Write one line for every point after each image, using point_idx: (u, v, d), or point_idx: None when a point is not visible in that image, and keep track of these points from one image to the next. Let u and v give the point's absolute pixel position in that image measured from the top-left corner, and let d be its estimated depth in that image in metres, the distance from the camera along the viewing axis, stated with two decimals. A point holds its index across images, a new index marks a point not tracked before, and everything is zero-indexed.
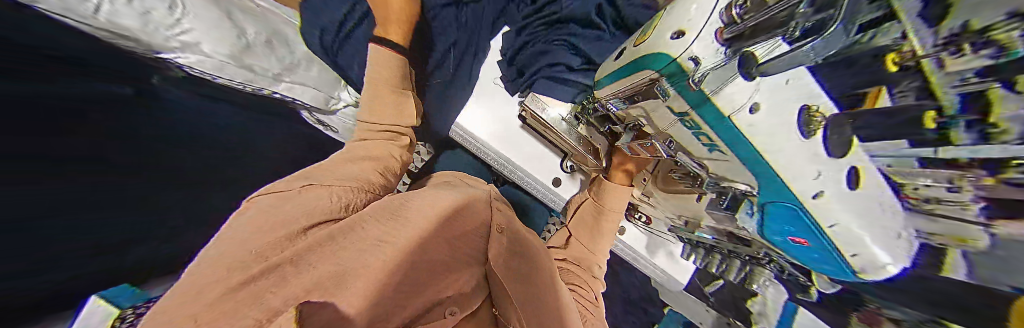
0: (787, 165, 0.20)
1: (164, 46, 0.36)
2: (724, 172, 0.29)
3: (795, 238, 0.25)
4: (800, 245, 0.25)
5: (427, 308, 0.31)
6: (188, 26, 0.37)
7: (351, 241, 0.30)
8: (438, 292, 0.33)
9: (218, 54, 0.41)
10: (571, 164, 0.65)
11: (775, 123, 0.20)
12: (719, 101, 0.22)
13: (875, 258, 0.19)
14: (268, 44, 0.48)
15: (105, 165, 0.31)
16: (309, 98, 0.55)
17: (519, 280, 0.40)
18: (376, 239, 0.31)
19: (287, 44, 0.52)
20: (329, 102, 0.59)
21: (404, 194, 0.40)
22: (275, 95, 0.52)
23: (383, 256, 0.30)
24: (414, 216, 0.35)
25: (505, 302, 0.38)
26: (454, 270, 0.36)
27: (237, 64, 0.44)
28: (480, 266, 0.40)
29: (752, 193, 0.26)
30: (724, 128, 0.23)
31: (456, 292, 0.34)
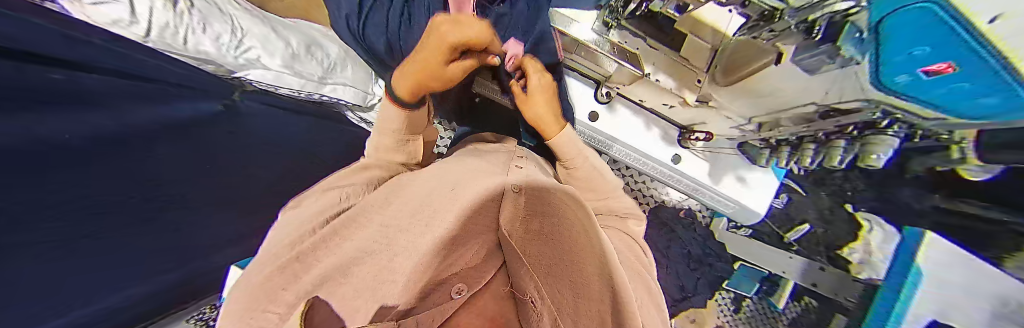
0: None
1: (235, 64, 0.44)
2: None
3: (927, 69, 0.19)
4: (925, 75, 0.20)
5: (426, 285, 0.18)
6: (248, 44, 0.45)
7: (361, 229, 0.26)
8: (447, 266, 0.22)
9: (275, 66, 0.48)
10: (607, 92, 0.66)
11: None
12: None
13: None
14: (309, 51, 0.54)
15: (162, 158, 0.34)
16: (350, 96, 0.61)
17: (543, 239, 0.27)
18: (380, 225, 0.26)
19: (322, 48, 0.57)
20: (366, 98, 0.65)
21: (411, 175, 0.34)
22: (324, 98, 0.58)
23: (404, 247, 0.23)
24: (427, 197, 0.28)
25: (519, 268, 0.23)
26: (461, 241, 0.24)
27: (291, 72, 0.50)
28: (494, 234, 0.28)
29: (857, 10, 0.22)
30: None
31: (460, 270, 0.22)
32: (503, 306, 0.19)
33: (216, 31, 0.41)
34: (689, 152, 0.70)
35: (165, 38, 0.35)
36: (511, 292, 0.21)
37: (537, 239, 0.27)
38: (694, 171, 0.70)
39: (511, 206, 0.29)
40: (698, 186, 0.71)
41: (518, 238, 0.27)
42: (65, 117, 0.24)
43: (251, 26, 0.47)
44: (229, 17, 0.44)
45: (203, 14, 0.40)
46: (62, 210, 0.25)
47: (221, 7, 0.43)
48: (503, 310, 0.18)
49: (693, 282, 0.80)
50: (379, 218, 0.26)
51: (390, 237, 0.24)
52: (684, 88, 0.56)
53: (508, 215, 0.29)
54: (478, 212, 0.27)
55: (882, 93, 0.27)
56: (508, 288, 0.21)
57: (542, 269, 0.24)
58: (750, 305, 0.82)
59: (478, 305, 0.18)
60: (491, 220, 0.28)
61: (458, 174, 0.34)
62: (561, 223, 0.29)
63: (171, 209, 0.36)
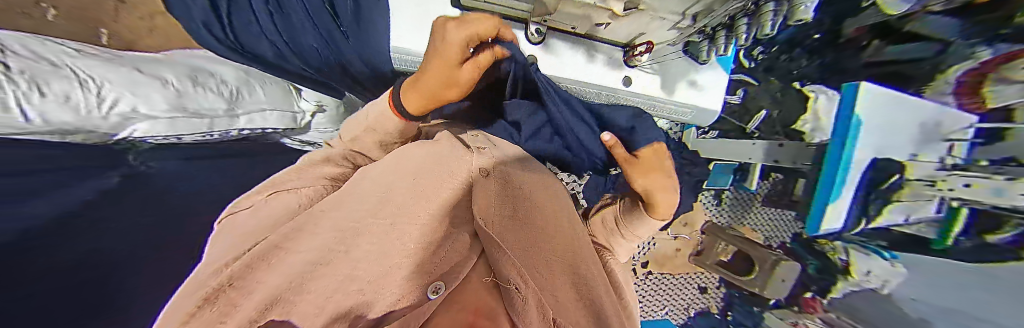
0: None
1: (110, 125, 0.36)
2: None
3: None
4: None
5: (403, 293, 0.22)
6: (112, 96, 0.35)
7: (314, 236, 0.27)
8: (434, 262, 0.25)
9: (161, 113, 0.40)
10: (536, 28, 0.58)
11: None
12: None
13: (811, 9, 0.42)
14: (197, 82, 0.45)
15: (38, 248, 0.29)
16: (275, 120, 0.56)
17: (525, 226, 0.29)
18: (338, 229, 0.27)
19: (208, 72, 0.48)
20: (297, 118, 0.61)
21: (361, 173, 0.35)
22: (243, 131, 0.54)
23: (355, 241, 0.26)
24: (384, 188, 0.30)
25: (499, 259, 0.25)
26: (440, 241, 0.27)
27: (186, 114, 0.43)
28: (469, 224, 0.32)
29: None
30: None
31: (438, 267, 0.23)
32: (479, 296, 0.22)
33: (63, 91, 0.30)
34: (640, 70, 0.67)
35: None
36: (492, 281, 0.25)
37: (511, 226, 0.28)
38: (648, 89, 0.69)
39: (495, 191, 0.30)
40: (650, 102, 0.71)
41: (498, 226, 0.26)
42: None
43: (101, 69, 0.35)
44: (60, 64, 0.32)
45: (34, 74, 0.29)
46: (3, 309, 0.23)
47: (36, 51, 0.31)
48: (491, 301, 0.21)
49: (677, 192, 0.90)
50: (344, 215, 0.29)
51: (347, 241, 0.26)
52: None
53: (485, 197, 0.28)
54: (451, 206, 0.31)
55: None
56: (489, 277, 0.25)
57: (518, 255, 0.25)
58: (731, 194, 0.99)
59: (461, 296, 0.21)
60: (466, 211, 0.33)
61: (419, 154, 0.34)
62: (533, 211, 0.31)
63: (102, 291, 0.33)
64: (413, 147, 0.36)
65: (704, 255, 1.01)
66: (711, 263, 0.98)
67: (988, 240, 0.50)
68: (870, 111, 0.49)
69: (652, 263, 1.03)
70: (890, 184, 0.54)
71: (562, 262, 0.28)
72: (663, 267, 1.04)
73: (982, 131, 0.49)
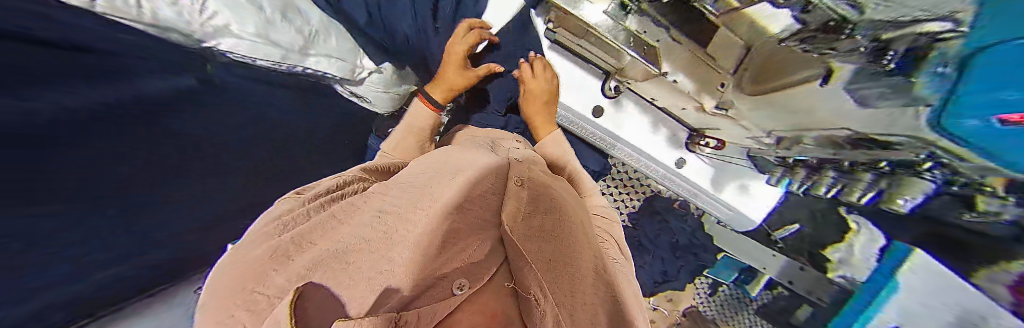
0: None
1: (202, 33, 0.38)
2: (937, 1, 0.26)
3: (1004, 116, 0.24)
4: (1006, 119, 0.24)
5: (431, 279, 0.21)
6: (213, 8, 0.38)
7: (360, 213, 0.30)
8: (441, 263, 0.24)
9: (248, 35, 0.43)
10: (615, 85, 0.73)
11: None
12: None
13: None
14: (285, 16, 0.48)
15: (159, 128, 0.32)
16: (335, 68, 0.58)
17: (546, 238, 0.33)
18: (377, 209, 0.30)
19: (299, 11, 0.51)
20: (355, 71, 0.62)
21: (423, 183, 0.35)
22: (307, 70, 0.55)
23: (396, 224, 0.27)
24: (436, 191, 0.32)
25: (524, 269, 0.27)
26: (460, 234, 0.29)
27: (266, 42, 0.45)
28: (495, 228, 0.33)
29: (961, 34, 0.25)
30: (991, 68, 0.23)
31: (463, 264, 0.25)
32: (502, 301, 0.23)
33: None
34: (694, 155, 0.80)
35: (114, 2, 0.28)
36: (513, 287, 0.26)
37: (540, 238, 0.33)
38: (692, 175, 0.80)
39: (515, 198, 0.35)
40: (696, 189, 0.82)
41: (520, 235, 0.30)
42: (125, 103, 0.27)
43: None
44: None
45: None
46: (81, 197, 0.24)
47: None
48: (504, 303, 0.23)
49: (677, 269, 0.87)
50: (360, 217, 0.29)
51: (389, 223, 0.27)
52: (704, 91, 0.60)
53: (513, 210, 0.34)
54: (472, 199, 0.33)
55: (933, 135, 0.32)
56: (510, 284, 0.26)
57: (542, 267, 0.28)
58: (726, 290, 0.95)
59: (474, 300, 0.22)
60: (495, 215, 0.35)
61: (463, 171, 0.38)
62: (563, 231, 0.36)
63: (183, 184, 0.36)
64: (462, 166, 0.39)
65: None
66: None
67: None
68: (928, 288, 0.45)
69: None
70: None
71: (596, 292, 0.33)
72: None
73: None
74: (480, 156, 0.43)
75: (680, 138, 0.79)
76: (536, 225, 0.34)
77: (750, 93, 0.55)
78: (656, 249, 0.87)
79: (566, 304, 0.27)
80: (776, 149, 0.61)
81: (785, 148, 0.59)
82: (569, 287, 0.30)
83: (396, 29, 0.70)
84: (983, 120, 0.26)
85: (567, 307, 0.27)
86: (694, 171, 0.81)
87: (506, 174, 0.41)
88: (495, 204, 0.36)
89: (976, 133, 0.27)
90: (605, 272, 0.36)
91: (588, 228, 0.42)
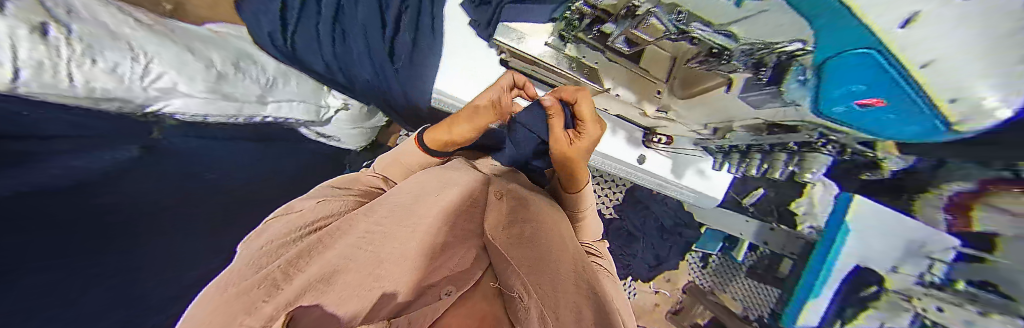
0: (940, 72, 0.20)
1: (145, 97, 0.36)
2: (770, 33, 0.27)
3: (867, 101, 0.28)
4: (862, 103, 0.28)
5: (421, 289, 0.25)
6: (159, 71, 0.36)
7: (346, 236, 0.31)
8: (433, 272, 0.28)
9: (198, 93, 0.41)
10: None
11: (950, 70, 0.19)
12: (906, 52, 0.20)
13: (953, 63, 0.18)
14: (239, 67, 0.46)
15: None
16: (299, 112, 0.57)
17: (528, 241, 0.35)
18: (364, 231, 0.31)
19: (253, 59, 0.49)
20: (320, 112, 0.61)
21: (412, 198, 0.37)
22: (267, 118, 0.54)
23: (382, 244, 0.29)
24: (426, 211, 0.34)
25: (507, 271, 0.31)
26: (446, 247, 0.32)
27: (220, 96, 0.44)
28: (479, 238, 0.36)
29: (804, 51, 0.27)
30: (854, 59, 0.23)
31: (450, 272, 0.29)
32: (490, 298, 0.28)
33: (113, 62, 0.31)
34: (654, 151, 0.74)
35: (43, 78, 0.25)
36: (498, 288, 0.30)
37: (520, 242, 0.34)
38: (659, 169, 0.75)
39: (495, 212, 0.38)
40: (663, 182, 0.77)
41: (503, 242, 0.33)
42: None
43: (157, 44, 0.36)
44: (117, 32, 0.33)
45: (91, 44, 0.29)
46: None
47: (97, 14, 0.32)
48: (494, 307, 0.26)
49: (667, 250, 0.92)
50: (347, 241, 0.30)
51: (374, 243, 0.30)
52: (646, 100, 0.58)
53: (494, 221, 0.36)
54: (454, 220, 0.34)
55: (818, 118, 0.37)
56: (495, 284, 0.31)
57: (525, 265, 0.31)
58: (717, 259, 1.03)
59: (466, 304, 0.26)
60: (478, 226, 0.37)
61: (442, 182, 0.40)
62: (541, 234, 0.37)
63: None
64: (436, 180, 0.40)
65: (683, 314, 1.04)
66: (686, 324, 1.01)
67: None
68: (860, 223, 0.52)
69: None
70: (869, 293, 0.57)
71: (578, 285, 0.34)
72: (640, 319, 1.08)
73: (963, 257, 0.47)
74: (458, 173, 0.44)
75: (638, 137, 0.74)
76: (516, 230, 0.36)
77: (682, 96, 0.54)
78: (645, 236, 0.93)
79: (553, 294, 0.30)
80: (715, 139, 0.63)
81: (720, 137, 0.61)
82: (547, 279, 0.31)
83: (353, 81, 0.59)
84: (848, 106, 0.30)
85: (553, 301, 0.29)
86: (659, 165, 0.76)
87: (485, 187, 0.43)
88: (478, 218, 0.38)
89: (846, 115, 0.32)
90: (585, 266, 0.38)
91: (566, 228, 0.43)
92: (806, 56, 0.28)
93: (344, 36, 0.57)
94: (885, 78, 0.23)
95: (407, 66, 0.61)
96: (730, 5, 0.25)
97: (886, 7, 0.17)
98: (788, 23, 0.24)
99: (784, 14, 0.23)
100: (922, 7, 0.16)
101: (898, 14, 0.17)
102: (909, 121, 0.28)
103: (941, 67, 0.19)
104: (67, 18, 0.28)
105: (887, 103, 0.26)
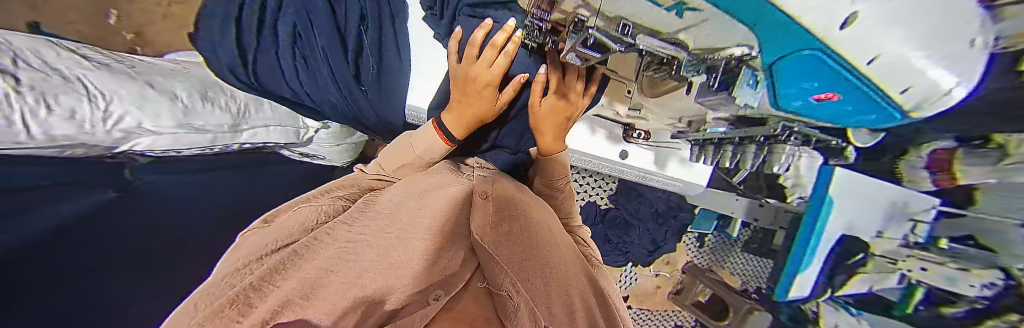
0: (887, 66, 0.19)
1: (111, 140, 0.35)
2: (710, 41, 0.29)
3: (824, 94, 0.28)
4: (819, 97, 0.29)
5: (403, 303, 0.24)
6: (119, 111, 0.35)
7: (325, 247, 0.27)
8: (430, 273, 0.27)
9: (166, 129, 0.40)
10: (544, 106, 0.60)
11: (897, 63, 0.19)
12: (845, 52, 0.19)
13: (891, 54, 0.18)
14: (205, 98, 0.45)
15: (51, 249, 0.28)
16: (277, 135, 0.56)
17: (516, 240, 0.34)
18: (346, 240, 0.29)
19: (218, 89, 0.48)
20: (299, 132, 0.60)
21: (402, 202, 0.36)
22: (245, 145, 0.53)
23: (367, 250, 0.27)
24: (412, 218, 0.32)
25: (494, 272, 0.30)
26: (438, 249, 0.30)
27: (189, 130, 0.42)
28: (467, 239, 0.35)
29: (756, 58, 0.27)
30: (801, 61, 0.23)
31: (439, 276, 0.28)
32: (478, 302, 0.29)
33: (67, 105, 0.30)
34: (635, 145, 0.71)
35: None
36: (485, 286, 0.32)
37: (508, 240, 0.33)
38: (642, 163, 0.73)
39: (482, 211, 0.36)
40: (646, 173, 0.76)
41: (491, 240, 0.31)
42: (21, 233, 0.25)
43: (113, 83, 0.35)
44: (70, 75, 0.31)
45: (42, 90, 0.28)
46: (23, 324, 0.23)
47: (46, 59, 0.30)
48: (483, 309, 0.28)
49: (663, 233, 0.96)
50: (327, 249, 0.27)
51: (360, 250, 0.27)
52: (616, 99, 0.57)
53: (482, 216, 0.35)
54: (451, 222, 0.34)
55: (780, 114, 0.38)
56: (483, 284, 0.31)
57: (511, 265, 0.30)
58: (713, 238, 1.05)
59: (455, 308, 0.28)
60: (464, 228, 0.36)
61: (434, 186, 0.40)
62: (531, 235, 0.36)
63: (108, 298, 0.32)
64: (421, 189, 0.39)
65: (683, 294, 1.07)
66: (689, 303, 1.05)
67: (945, 313, 0.53)
68: (844, 192, 0.52)
69: (632, 297, 1.10)
70: (856, 260, 0.58)
71: (569, 284, 0.33)
72: (643, 302, 1.10)
73: (944, 214, 0.49)
74: (444, 179, 0.43)
75: (618, 135, 0.70)
76: (502, 230, 0.34)
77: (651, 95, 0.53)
78: (640, 223, 0.96)
79: (539, 296, 0.29)
80: (691, 132, 0.61)
81: (697, 131, 0.59)
82: (535, 275, 0.31)
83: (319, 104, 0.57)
84: (806, 101, 0.31)
85: (539, 300, 0.28)
86: (640, 159, 0.73)
87: (471, 190, 0.42)
88: (466, 221, 0.37)
89: (808, 110, 0.33)
90: (574, 269, 0.37)
91: (556, 231, 0.42)
92: (751, 61, 0.28)
93: (307, 66, 0.55)
94: (830, 75, 0.23)
95: (374, 91, 0.58)
96: (673, 17, 0.26)
97: (818, 13, 0.16)
98: (727, 29, 0.25)
99: (720, 23, 0.24)
100: (856, 7, 0.15)
101: (832, 16, 0.16)
102: (866, 111, 0.28)
103: (874, 54, 0.18)
104: (15, 66, 0.27)
105: (842, 96, 0.26)
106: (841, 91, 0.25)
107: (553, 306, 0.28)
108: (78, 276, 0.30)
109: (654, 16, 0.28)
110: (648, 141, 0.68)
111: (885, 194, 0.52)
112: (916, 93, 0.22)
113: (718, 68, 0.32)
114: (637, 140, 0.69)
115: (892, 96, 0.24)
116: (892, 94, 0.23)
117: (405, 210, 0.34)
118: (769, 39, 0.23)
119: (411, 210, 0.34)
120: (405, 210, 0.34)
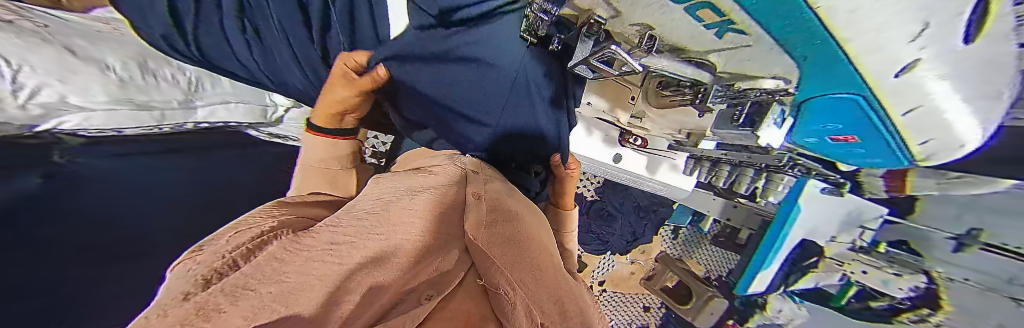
0: (917, 98, 0.23)
1: (29, 118, 0.30)
2: (737, 67, 0.30)
3: (845, 137, 0.35)
4: (838, 138, 0.36)
5: (398, 299, 0.20)
6: (35, 83, 0.30)
7: (305, 249, 0.23)
8: (415, 275, 0.24)
9: (98, 104, 0.35)
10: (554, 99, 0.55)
11: (930, 94, 0.22)
12: (890, 83, 0.22)
13: (933, 90, 0.22)
14: (145, 68, 0.40)
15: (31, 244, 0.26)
16: (242, 115, 0.53)
17: (509, 243, 0.32)
18: (330, 242, 0.24)
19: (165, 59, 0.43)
20: (266, 111, 0.57)
21: (392, 201, 0.34)
22: (201, 124, 0.49)
23: (353, 253, 0.23)
24: (399, 219, 0.30)
25: (493, 269, 0.27)
26: (429, 251, 0.27)
27: (131, 106, 0.38)
28: (461, 240, 0.32)
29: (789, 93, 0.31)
30: (829, 88, 0.27)
31: (431, 275, 0.24)
32: (476, 300, 0.24)
33: None
34: (629, 149, 0.71)
35: None
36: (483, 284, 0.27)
37: (500, 243, 0.31)
38: (634, 166, 0.73)
39: (475, 212, 0.34)
40: (636, 177, 0.76)
41: (485, 241, 0.30)
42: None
43: (25, 48, 0.29)
44: None
45: None
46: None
47: None
48: (480, 306, 0.23)
49: (642, 227, 1.00)
50: (305, 249, 0.23)
51: (342, 252, 0.23)
52: (619, 105, 0.58)
53: (476, 216, 0.34)
54: (437, 221, 0.32)
55: (792, 146, 0.44)
56: (479, 281, 0.27)
57: (506, 264, 0.28)
58: (686, 231, 1.12)
59: (449, 307, 0.22)
60: (459, 228, 0.33)
61: (417, 185, 0.38)
62: (521, 238, 0.35)
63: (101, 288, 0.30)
64: (403, 189, 0.37)
65: (653, 280, 1.14)
66: (657, 288, 1.12)
67: (874, 305, 0.61)
68: (810, 205, 0.56)
69: (608, 282, 1.17)
70: (811, 263, 0.63)
71: (560, 289, 0.32)
72: (618, 286, 1.18)
73: (889, 223, 0.55)
74: (431, 176, 0.41)
75: (614, 135, 0.69)
76: (493, 231, 0.33)
77: (657, 105, 0.53)
78: (623, 215, 0.99)
79: (537, 296, 0.27)
80: (687, 144, 0.61)
81: (692, 144, 0.58)
82: (532, 279, 0.29)
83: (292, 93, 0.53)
84: (822, 138, 0.38)
85: (539, 301, 0.26)
86: (633, 162, 0.73)
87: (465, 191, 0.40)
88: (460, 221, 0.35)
89: (816, 145, 0.40)
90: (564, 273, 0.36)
91: (543, 235, 0.42)
92: (784, 98, 0.33)
93: (260, 40, 0.45)
94: (859, 114, 0.28)
95: None
96: (712, 36, 0.25)
97: (879, 53, 0.19)
98: (764, 58, 0.26)
99: (760, 52, 0.25)
100: (919, 51, 0.18)
101: (892, 60, 0.19)
102: (873, 152, 0.35)
103: (912, 88, 0.22)
104: None
105: (861, 139, 0.33)
106: (861, 131, 0.31)
107: (546, 304, 0.27)
108: (66, 267, 0.28)
109: (673, 28, 0.26)
110: (643, 145, 0.68)
111: (840, 206, 0.56)
112: (931, 125, 0.26)
113: (749, 93, 0.34)
114: (631, 145, 0.69)
115: (904, 133, 0.29)
116: (905, 126, 0.28)
117: (394, 212, 0.31)
118: (808, 72, 0.25)
119: (399, 213, 0.31)
120: (393, 212, 0.31)
